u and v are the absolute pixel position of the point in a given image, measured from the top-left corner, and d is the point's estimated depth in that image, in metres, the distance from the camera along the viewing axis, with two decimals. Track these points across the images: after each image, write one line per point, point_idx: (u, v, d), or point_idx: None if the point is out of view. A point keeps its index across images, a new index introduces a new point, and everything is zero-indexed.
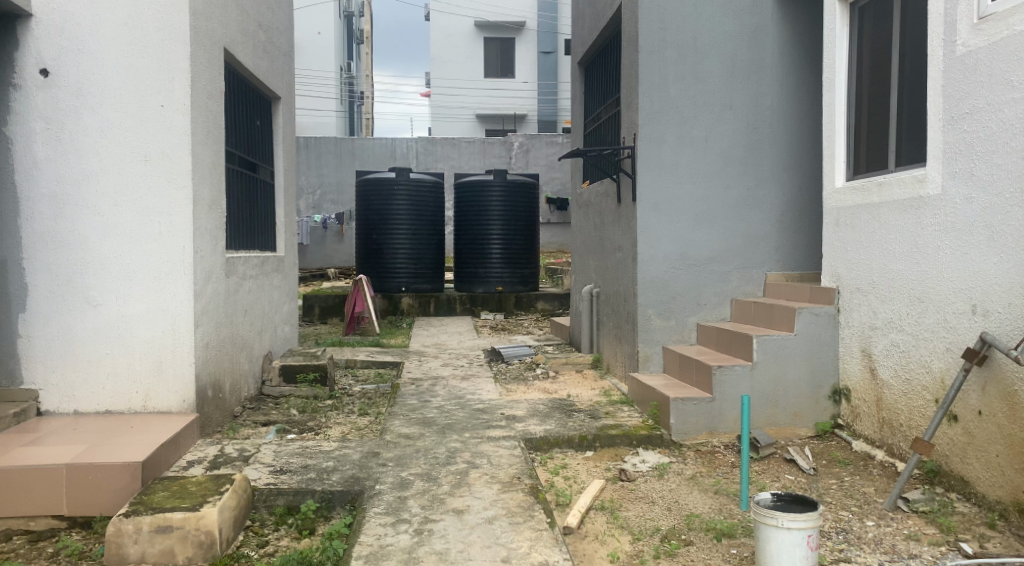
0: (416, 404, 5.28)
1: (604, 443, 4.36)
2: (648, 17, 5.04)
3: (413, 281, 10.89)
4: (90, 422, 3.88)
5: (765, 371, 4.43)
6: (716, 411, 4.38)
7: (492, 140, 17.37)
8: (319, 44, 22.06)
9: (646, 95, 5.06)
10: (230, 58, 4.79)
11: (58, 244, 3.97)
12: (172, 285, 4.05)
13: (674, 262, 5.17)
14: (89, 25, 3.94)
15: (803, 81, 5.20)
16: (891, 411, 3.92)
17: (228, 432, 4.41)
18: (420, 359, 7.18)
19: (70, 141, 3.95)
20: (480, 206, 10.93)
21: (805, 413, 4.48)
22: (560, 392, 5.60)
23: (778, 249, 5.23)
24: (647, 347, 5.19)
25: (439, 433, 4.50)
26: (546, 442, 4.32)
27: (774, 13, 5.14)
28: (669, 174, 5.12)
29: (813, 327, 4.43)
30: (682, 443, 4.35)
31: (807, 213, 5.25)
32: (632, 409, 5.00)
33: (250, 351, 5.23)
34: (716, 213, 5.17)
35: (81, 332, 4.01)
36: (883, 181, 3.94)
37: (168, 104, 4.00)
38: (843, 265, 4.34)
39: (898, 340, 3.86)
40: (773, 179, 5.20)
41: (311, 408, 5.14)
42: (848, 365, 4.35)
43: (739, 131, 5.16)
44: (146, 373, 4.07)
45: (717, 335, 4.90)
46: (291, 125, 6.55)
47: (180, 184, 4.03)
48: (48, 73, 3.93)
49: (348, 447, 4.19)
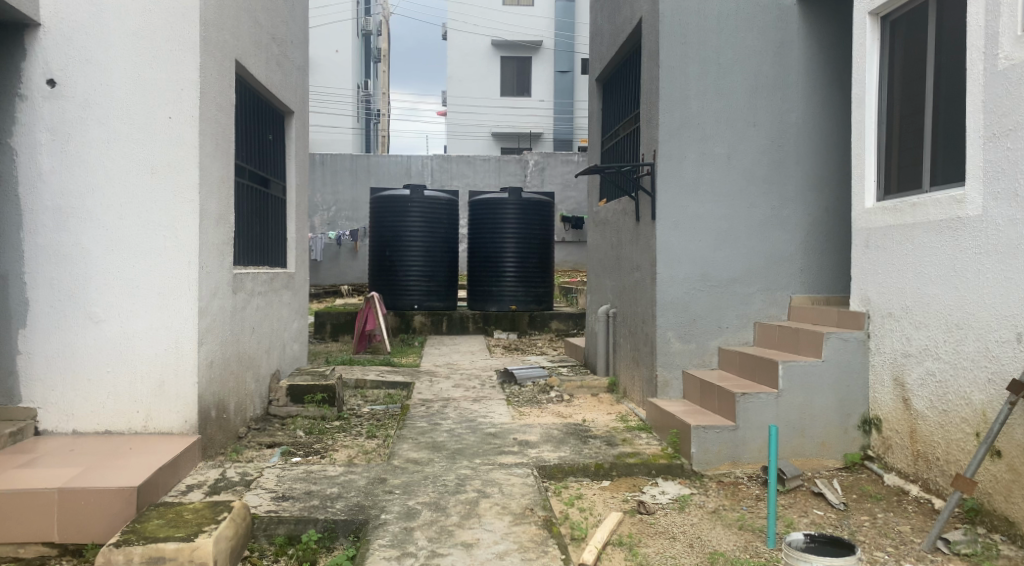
0: (426, 427, 5.11)
1: (621, 472, 4.17)
2: (669, 32, 4.91)
3: (426, 299, 10.76)
4: (86, 443, 3.75)
5: (791, 399, 4.22)
6: (739, 441, 4.18)
7: (508, 158, 17.31)
8: (337, 62, 22.18)
9: (667, 111, 4.92)
10: (242, 70, 4.70)
11: (60, 258, 3.87)
12: (176, 301, 3.93)
13: (695, 283, 4.98)
14: (98, 35, 3.87)
15: (830, 98, 5.03)
16: (927, 444, 3.69)
17: (231, 454, 4.27)
18: (431, 379, 7.02)
19: (75, 153, 3.87)
20: (494, 224, 10.81)
21: (833, 443, 4.27)
22: (575, 416, 5.41)
23: (803, 270, 5.04)
24: (666, 371, 5.00)
25: (449, 458, 4.32)
26: (560, 470, 4.13)
27: (800, 27, 4.99)
28: (689, 192, 4.96)
29: (842, 353, 4.22)
30: (703, 473, 4.15)
31: (834, 234, 5.07)
32: (650, 435, 4.80)
33: (257, 370, 5.09)
34: (739, 233, 5.00)
35: (82, 349, 3.90)
36: (917, 201, 3.76)
37: (175, 116, 3.91)
38: (873, 288, 4.14)
39: (933, 369, 3.65)
40: (798, 199, 5.02)
41: (318, 430, 4.99)
42: (879, 394, 4.14)
43: (764, 149, 4.99)
44: (147, 393, 3.94)
45: (740, 360, 4.70)
46: (304, 140, 6.47)
47: (186, 197, 3.92)
48: (56, 84, 3.85)
49: (354, 472, 4.03)
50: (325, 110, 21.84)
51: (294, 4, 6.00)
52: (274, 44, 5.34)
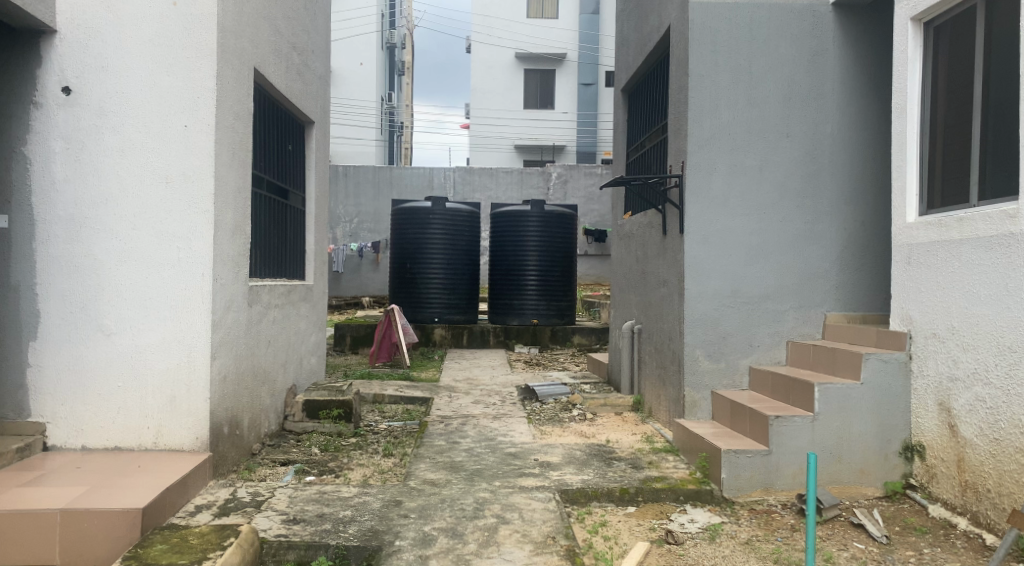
0: (444, 446, 4.95)
1: (647, 497, 3.97)
2: (698, 40, 4.76)
3: (446, 312, 10.65)
4: (95, 460, 3.67)
5: (827, 423, 4.00)
6: (772, 466, 3.96)
7: (530, 171, 17.21)
8: (361, 74, 22.29)
9: (696, 121, 4.76)
10: (261, 79, 4.63)
11: (73, 269, 3.81)
12: (190, 314, 3.83)
13: (725, 299, 4.79)
14: (115, 42, 3.81)
15: (868, 108, 4.82)
16: (975, 474, 3.44)
17: (244, 472, 4.17)
18: (451, 395, 6.86)
19: (89, 162, 3.81)
20: (516, 237, 10.68)
21: (872, 470, 4.04)
22: (598, 437, 5.22)
23: (839, 287, 4.81)
24: (694, 391, 4.81)
25: (467, 480, 4.16)
26: (583, 494, 3.95)
27: (837, 34, 4.79)
28: (719, 205, 4.78)
29: (881, 375, 3.99)
30: (733, 500, 3.94)
31: (871, 249, 4.84)
32: (678, 458, 4.60)
33: (273, 385, 4.98)
34: (771, 248, 4.80)
35: (92, 363, 3.82)
36: (965, 215, 3.54)
37: (191, 124, 3.83)
38: (916, 307, 3.91)
39: (983, 395, 3.41)
40: (833, 213, 4.81)
41: (333, 447, 4.86)
42: (923, 419, 3.90)
43: (797, 161, 4.80)
44: (158, 408, 3.84)
45: (773, 381, 4.48)
46: (325, 151, 6.39)
47: (201, 207, 3.84)
48: (71, 91, 3.81)
49: (368, 493, 3.88)
50: (349, 122, 21.87)
51: (316, 14, 5.94)
52: (295, 53, 5.28)
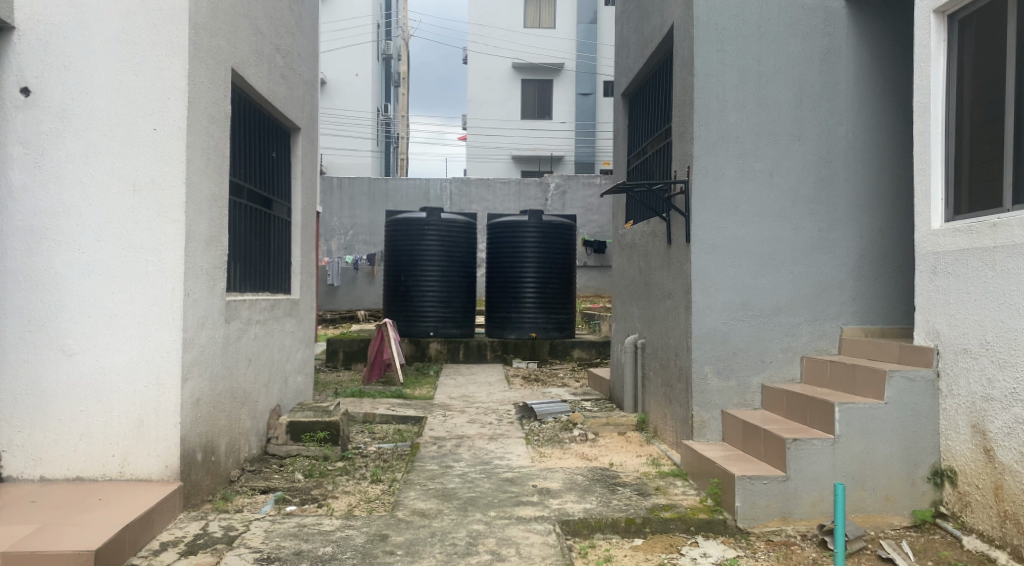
0: (436, 471, 4.64)
1: (655, 529, 3.65)
2: (704, 37, 4.49)
3: (442, 326, 10.35)
4: (52, 493, 3.36)
5: (849, 447, 3.70)
6: (790, 494, 3.65)
7: (528, 181, 16.94)
8: (356, 85, 22.08)
9: (702, 123, 4.49)
10: (239, 80, 4.35)
11: (31, 285, 3.52)
12: (158, 332, 3.54)
13: (735, 312, 4.50)
14: (79, 40, 3.54)
15: (884, 109, 4.56)
16: (1016, 504, 3.13)
17: (219, 502, 3.86)
18: (445, 414, 6.55)
19: (51, 169, 3.53)
20: (513, 248, 10.39)
21: (898, 497, 3.74)
22: (601, 459, 4.91)
23: (855, 299, 4.53)
24: (703, 411, 4.50)
25: (460, 510, 3.84)
26: (585, 525, 3.63)
27: (850, 31, 4.53)
28: (728, 212, 4.50)
29: (907, 394, 3.70)
30: (749, 531, 3.62)
31: (889, 259, 4.56)
32: (687, 484, 4.28)
33: (254, 406, 4.67)
34: (783, 258, 4.51)
35: (52, 386, 3.52)
36: (1000, 220, 3.24)
37: (160, 127, 3.55)
38: (943, 321, 3.61)
39: (1023, 417, 3.10)
40: (849, 220, 4.53)
41: (318, 472, 4.54)
42: (954, 442, 3.60)
43: (810, 165, 4.52)
44: (125, 434, 3.54)
45: (788, 401, 4.19)
46: (313, 159, 6.13)
47: (170, 217, 3.55)
48: (29, 93, 3.53)
49: (351, 526, 3.56)
50: (344, 134, 21.65)
51: (302, 16, 5.69)
52: (278, 56, 5.01)
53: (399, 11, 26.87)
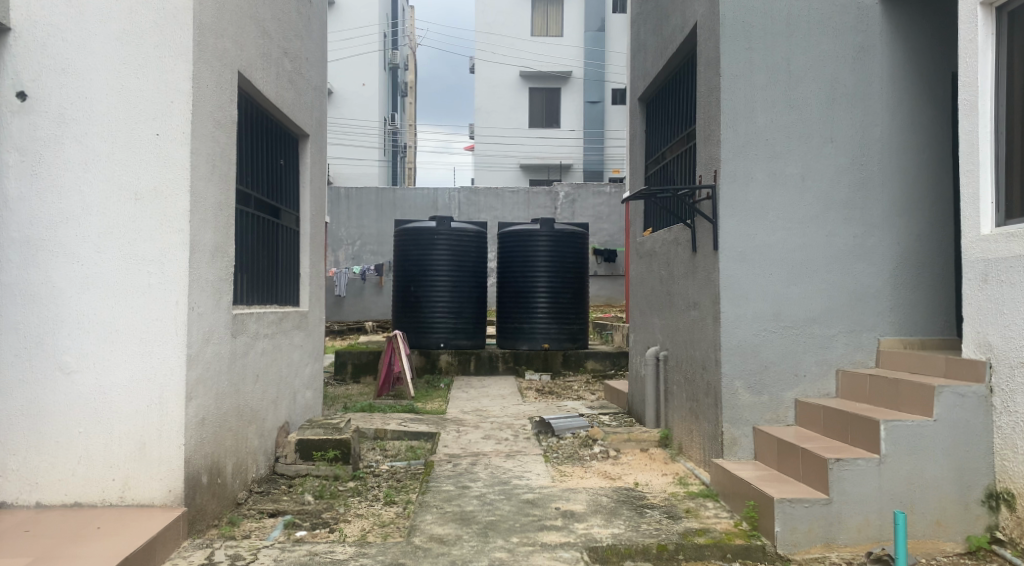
0: (453, 491, 4.41)
1: (689, 556, 3.41)
2: (731, 36, 4.29)
3: (453, 337, 10.14)
4: (47, 521, 3.15)
5: (896, 467, 3.46)
6: (834, 518, 3.42)
7: (537, 190, 16.76)
8: (363, 95, 22.04)
9: (730, 125, 4.28)
10: (247, 84, 4.18)
11: (27, 299, 3.33)
12: (161, 348, 3.33)
13: (766, 323, 4.27)
14: (78, 41, 3.37)
15: (921, 109, 4.34)
16: None
17: (226, 527, 3.65)
18: (458, 429, 6.33)
19: (48, 177, 3.34)
20: (524, 257, 10.18)
21: (950, 522, 3.50)
22: (625, 479, 4.68)
23: (893, 309, 4.29)
24: (733, 428, 4.26)
25: (481, 535, 3.62)
26: (615, 552, 3.39)
27: (885, 29, 4.31)
28: (757, 218, 4.29)
29: (957, 411, 3.46)
30: (790, 558, 3.38)
31: (928, 266, 4.33)
32: (719, 506, 4.05)
33: (262, 424, 4.47)
34: (816, 265, 4.29)
35: (47, 407, 3.32)
36: None
37: (163, 132, 3.36)
38: (996, 332, 3.38)
39: None
40: (885, 226, 4.30)
41: (329, 494, 4.32)
42: (1010, 462, 3.35)
43: (844, 168, 4.30)
44: (126, 456, 3.34)
45: (826, 417, 3.95)
46: (321, 167, 5.94)
47: (174, 226, 3.36)
48: (26, 97, 3.36)
49: (365, 555, 3.34)
50: (351, 143, 21.59)
51: (311, 19, 5.53)
52: (286, 60, 4.84)
53: (406, 21, 26.87)
